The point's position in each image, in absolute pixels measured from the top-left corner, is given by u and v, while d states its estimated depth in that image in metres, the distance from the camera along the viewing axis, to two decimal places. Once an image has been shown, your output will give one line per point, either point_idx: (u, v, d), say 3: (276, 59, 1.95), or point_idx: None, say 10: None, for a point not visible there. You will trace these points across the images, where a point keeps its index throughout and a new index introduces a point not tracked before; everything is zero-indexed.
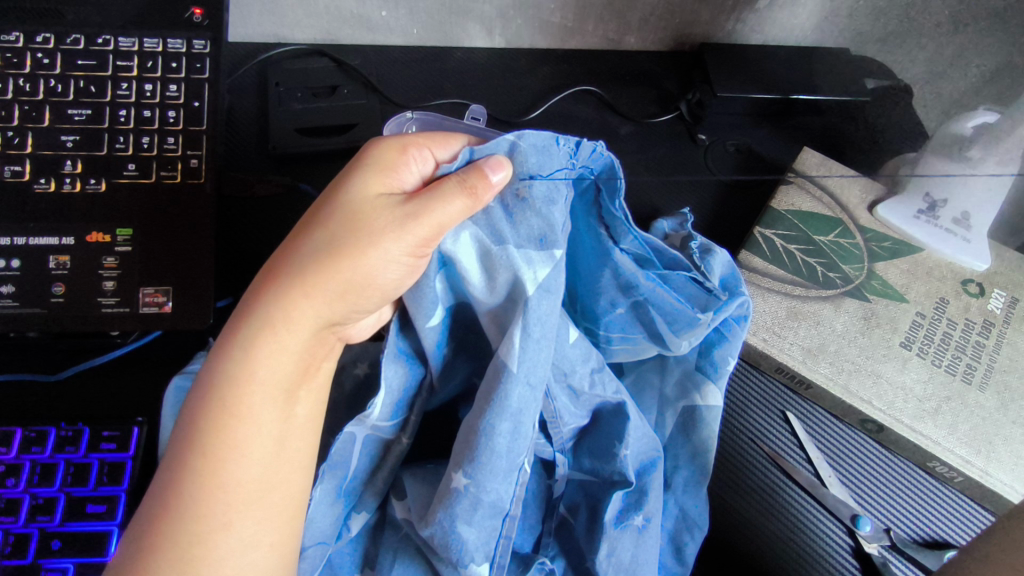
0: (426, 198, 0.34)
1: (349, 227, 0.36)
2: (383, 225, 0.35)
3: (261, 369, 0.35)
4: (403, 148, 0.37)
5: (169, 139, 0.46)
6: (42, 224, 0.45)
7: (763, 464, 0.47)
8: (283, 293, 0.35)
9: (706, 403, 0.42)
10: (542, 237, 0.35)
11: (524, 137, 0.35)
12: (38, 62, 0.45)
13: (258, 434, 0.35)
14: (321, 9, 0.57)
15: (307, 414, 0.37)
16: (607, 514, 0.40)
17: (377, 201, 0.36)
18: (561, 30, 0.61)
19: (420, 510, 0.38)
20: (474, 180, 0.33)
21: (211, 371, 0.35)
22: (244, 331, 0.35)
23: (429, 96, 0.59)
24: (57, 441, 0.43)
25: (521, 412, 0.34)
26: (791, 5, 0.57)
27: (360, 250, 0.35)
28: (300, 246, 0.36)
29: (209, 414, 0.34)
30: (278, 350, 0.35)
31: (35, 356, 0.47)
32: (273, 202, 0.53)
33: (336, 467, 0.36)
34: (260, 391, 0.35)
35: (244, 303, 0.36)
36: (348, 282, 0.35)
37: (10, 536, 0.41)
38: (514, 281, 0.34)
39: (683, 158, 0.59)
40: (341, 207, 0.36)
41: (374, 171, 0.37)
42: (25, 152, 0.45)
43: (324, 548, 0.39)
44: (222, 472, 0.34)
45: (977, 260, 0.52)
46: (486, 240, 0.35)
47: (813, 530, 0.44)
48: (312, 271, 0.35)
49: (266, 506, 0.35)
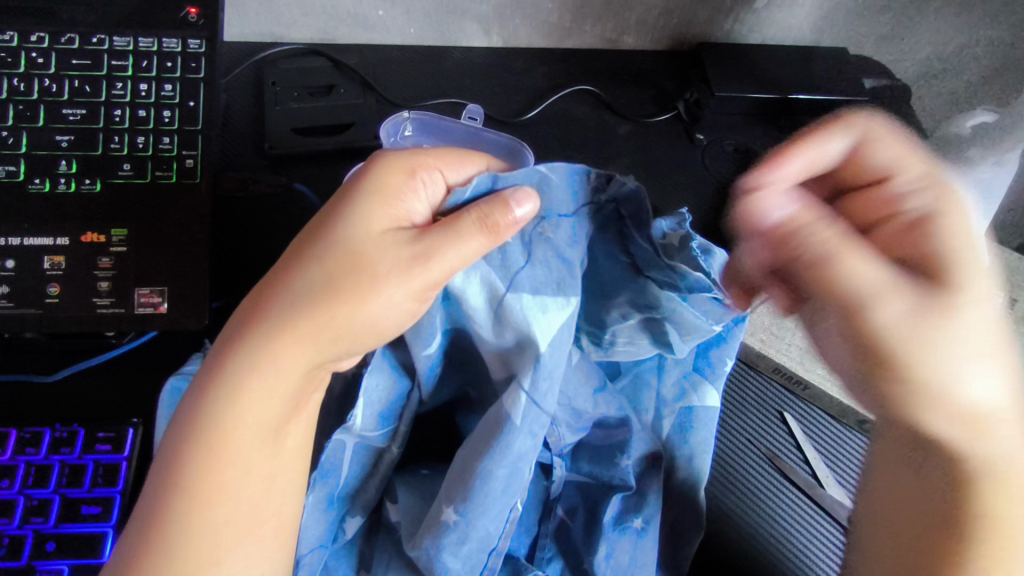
0: (439, 236, 0.34)
1: (345, 266, 0.35)
2: (388, 265, 0.35)
3: (246, 415, 0.35)
4: (410, 172, 0.37)
5: (163, 138, 0.46)
6: (35, 224, 0.44)
7: (760, 465, 0.46)
8: (271, 335, 0.35)
9: (704, 404, 0.43)
10: (561, 277, 0.35)
11: (555, 170, 0.36)
12: (32, 61, 0.45)
13: (246, 475, 0.35)
14: (318, 8, 0.56)
15: (294, 448, 0.37)
16: (606, 515, 0.41)
17: (380, 236, 0.36)
18: (559, 30, 0.60)
19: (408, 527, 0.39)
20: (496, 219, 0.33)
21: (194, 413, 0.35)
22: (228, 374, 0.35)
23: (426, 96, 0.59)
24: (52, 443, 0.43)
25: (520, 458, 0.36)
26: (790, 6, 0.59)
27: (361, 292, 0.35)
28: (290, 286, 0.36)
29: (195, 457, 0.35)
30: (267, 395, 0.35)
31: (28, 356, 0.47)
32: (270, 203, 0.53)
33: (327, 474, 0.37)
34: (246, 434, 0.35)
35: (228, 345, 0.36)
36: (344, 327, 0.35)
37: (4, 538, 0.40)
38: (528, 334, 0.34)
39: (680, 158, 0.59)
40: (339, 245, 0.36)
41: (378, 201, 0.36)
42: (19, 151, 0.44)
43: (320, 553, 0.39)
44: (207, 513, 0.35)
45: None
46: (500, 283, 0.35)
47: (795, 537, 0.43)
48: (309, 315, 0.35)
49: (256, 541, 0.36)
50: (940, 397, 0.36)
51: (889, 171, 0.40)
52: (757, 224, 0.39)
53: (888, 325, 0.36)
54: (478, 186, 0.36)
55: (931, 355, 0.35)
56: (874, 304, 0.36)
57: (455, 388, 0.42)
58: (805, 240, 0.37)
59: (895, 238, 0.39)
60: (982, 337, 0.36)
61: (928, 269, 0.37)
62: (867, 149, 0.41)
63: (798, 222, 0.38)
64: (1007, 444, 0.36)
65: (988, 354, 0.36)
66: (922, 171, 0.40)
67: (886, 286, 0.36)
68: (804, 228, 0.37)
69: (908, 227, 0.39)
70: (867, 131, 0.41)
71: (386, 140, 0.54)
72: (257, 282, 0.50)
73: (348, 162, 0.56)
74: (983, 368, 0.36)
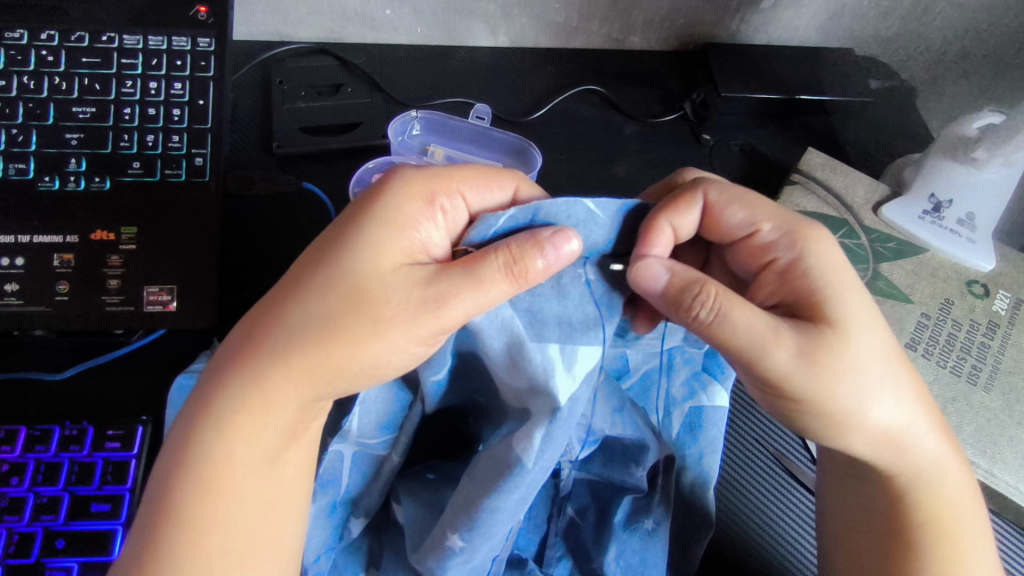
0: (458, 279, 0.33)
1: (346, 303, 0.34)
2: (397, 306, 0.33)
3: (238, 451, 0.34)
4: (430, 197, 0.36)
5: (173, 137, 0.46)
6: (45, 222, 0.44)
7: (767, 464, 0.45)
8: (263, 373, 0.34)
9: (713, 404, 0.43)
10: (585, 317, 0.36)
11: (602, 208, 0.36)
12: (42, 59, 0.45)
13: (242, 507, 0.35)
14: (325, 7, 0.56)
15: (291, 475, 0.36)
16: (616, 516, 0.42)
17: (389, 270, 0.34)
18: (565, 30, 0.60)
19: (413, 536, 0.40)
20: (522, 267, 0.32)
21: (183, 447, 0.34)
22: (217, 409, 0.34)
23: (433, 95, 0.59)
24: (61, 440, 0.43)
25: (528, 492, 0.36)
26: (797, 6, 0.59)
27: (364, 333, 0.33)
28: (287, 320, 0.34)
29: (186, 490, 0.34)
30: (259, 430, 0.35)
31: (35, 354, 0.47)
32: (275, 202, 0.53)
33: (327, 484, 0.39)
34: (240, 467, 0.34)
35: (218, 379, 0.35)
36: (340, 370, 0.34)
37: (13, 536, 0.40)
38: (547, 382, 0.35)
39: (686, 157, 0.59)
40: (344, 279, 0.34)
41: (390, 230, 0.35)
42: (29, 149, 0.44)
43: (325, 556, 0.40)
44: (202, 544, 0.34)
45: (983, 260, 0.53)
46: (522, 330, 0.35)
47: (790, 541, 0.43)
48: (307, 353, 0.34)
49: (255, 568, 0.35)
50: (853, 424, 0.37)
51: (751, 226, 0.39)
52: (649, 290, 0.36)
53: (785, 370, 0.35)
54: (514, 219, 0.35)
55: (838, 386, 0.36)
56: (768, 354, 0.35)
57: (465, 390, 0.42)
58: (696, 305, 0.35)
59: (778, 284, 0.39)
60: (887, 362, 0.37)
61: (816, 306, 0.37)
62: (722, 209, 0.39)
63: (685, 278, 0.35)
64: (923, 453, 0.38)
65: (897, 380, 0.37)
66: (779, 216, 0.39)
67: (778, 331, 0.35)
68: (695, 291, 0.35)
69: (785, 273, 0.38)
70: (716, 195, 0.39)
71: (395, 139, 0.55)
72: (264, 280, 0.50)
73: (356, 161, 0.56)
74: (892, 394, 0.37)
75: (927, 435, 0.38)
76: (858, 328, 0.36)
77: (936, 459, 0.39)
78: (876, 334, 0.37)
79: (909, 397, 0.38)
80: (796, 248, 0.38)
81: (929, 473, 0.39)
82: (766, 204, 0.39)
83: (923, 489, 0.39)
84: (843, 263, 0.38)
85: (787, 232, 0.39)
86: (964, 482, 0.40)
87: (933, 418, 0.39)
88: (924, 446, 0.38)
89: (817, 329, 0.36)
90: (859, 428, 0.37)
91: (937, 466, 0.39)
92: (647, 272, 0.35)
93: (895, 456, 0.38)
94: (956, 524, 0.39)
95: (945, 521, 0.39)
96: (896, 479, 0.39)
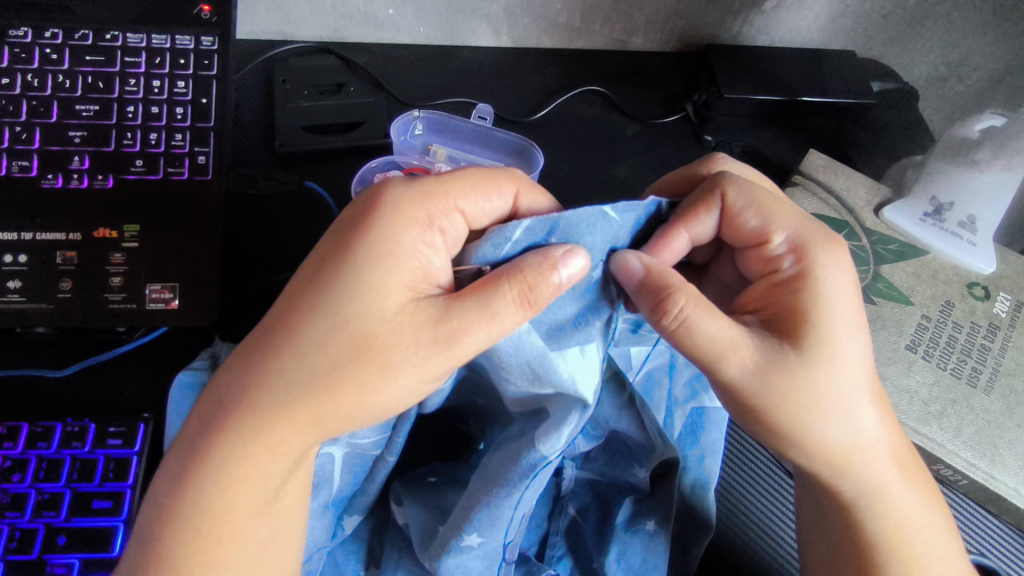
0: (469, 316, 0.33)
1: (352, 351, 0.33)
2: (406, 350, 0.33)
3: (239, 500, 0.34)
4: (428, 222, 0.35)
5: (176, 135, 0.47)
6: (48, 219, 0.45)
7: (763, 464, 0.46)
8: (260, 424, 0.33)
9: (714, 405, 0.45)
10: (597, 317, 0.37)
11: (619, 211, 0.35)
12: (45, 57, 0.45)
13: (245, 552, 0.35)
14: (329, 7, 0.56)
15: (290, 508, 0.36)
16: (618, 517, 0.42)
17: (393, 312, 0.33)
18: (567, 30, 0.60)
19: (419, 538, 0.40)
20: (534, 294, 0.32)
21: (172, 491, 0.34)
22: (215, 463, 0.33)
23: (437, 95, 0.59)
24: (63, 437, 0.43)
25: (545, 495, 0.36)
26: (799, 7, 0.59)
27: (372, 380, 0.33)
28: (283, 371, 0.33)
29: (182, 539, 0.34)
30: (261, 478, 0.34)
31: (37, 351, 0.47)
32: (280, 200, 0.53)
33: (320, 484, 0.39)
34: (238, 517, 0.34)
35: (209, 433, 0.34)
36: (347, 416, 0.34)
37: (14, 532, 0.40)
38: (564, 390, 0.35)
39: (689, 158, 0.59)
40: (346, 326, 0.33)
41: (390, 266, 0.33)
42: (32, 147, 0.45)
43: (320, 552, 0.41)
44: None
45: (983, 263, 0.53)
46: (541, 342, 0.35)
47: (776, 537, 0.43)
48: (311, 404, 0.33)
49: None
50: (797, 442, 0.37)
51: (763, 235, 0.39)
52: (627, 283, 0.35)
53: (733, 381, 0.36)
54: (532, 231, 0.34)
55: (787, 407, 0.36)
56: (723, 363, 0.35)
57: (465, 394, 0.43)
58: (667, 310, 0.34)
59: (769, 293, 0.39)
60: (853, 385, 0.37)
61: (789, 325, 0.37)
62: (736, 215, 0.40)
63: (659, 280, 0.34)
64: (876, 476, 0.38)
65: (861, 404, 0.37)
66: (795, 226, 0.39)
67: (737, 344, 0.35)
68: (674, 293, 0.34)
69: (781, 284, 0.38)
70: (732, 201, 0.40)
71: (396, 138, 0.55)
72: (267, 278, 0.50)
73: (359, 160, 0.56)
74: (851, 418, 0.37)
75: (883, 459, 0.38)
76: (824, 352, 0.36)
77: (887, 483, 0.38)
78: (842, 358, 0.37)
79: (871, 421, 0.38)
80: (801, 263, 0.38)
81: (874, 495, 0.39)
82: (783, 214, 0.39)
83: (870, 510, 0.39)
84: (845, 291, 0.38)
85: (797, 246, 0.39)
86: (922, 506, 0.39)
87: (895, 443, 0.39)
88: (875, 469, 0.38)
89: (780, 349, 0.36)
90: (803, 445, 0.37)
91: (887, 489, 0.38)
92: (624, 264, 0.35)
93: (840, 476, 0.38)
94: (911, 544, 0.39)
95: (894, 543, 0.39)
96: (864, 493, 0.39)
